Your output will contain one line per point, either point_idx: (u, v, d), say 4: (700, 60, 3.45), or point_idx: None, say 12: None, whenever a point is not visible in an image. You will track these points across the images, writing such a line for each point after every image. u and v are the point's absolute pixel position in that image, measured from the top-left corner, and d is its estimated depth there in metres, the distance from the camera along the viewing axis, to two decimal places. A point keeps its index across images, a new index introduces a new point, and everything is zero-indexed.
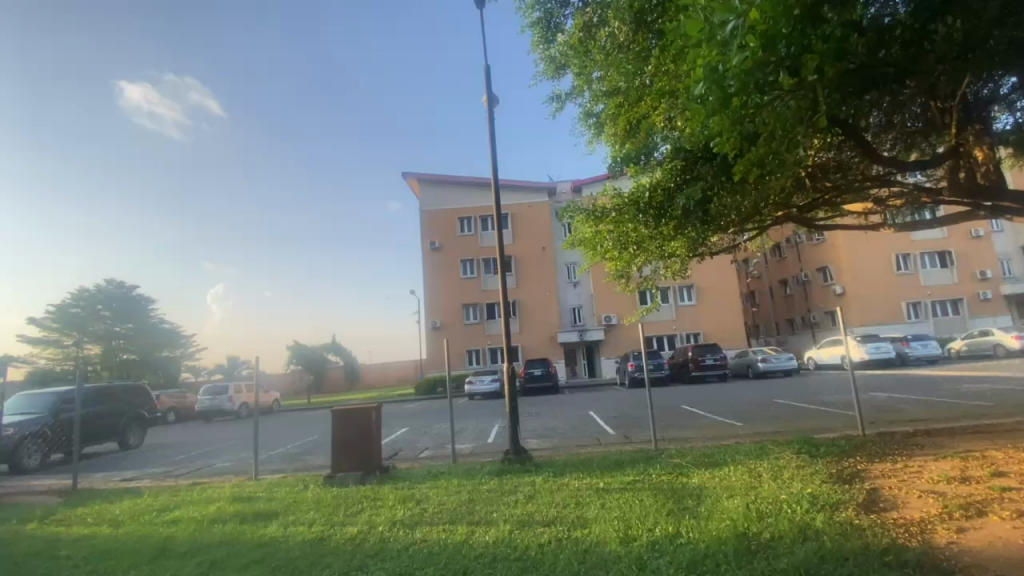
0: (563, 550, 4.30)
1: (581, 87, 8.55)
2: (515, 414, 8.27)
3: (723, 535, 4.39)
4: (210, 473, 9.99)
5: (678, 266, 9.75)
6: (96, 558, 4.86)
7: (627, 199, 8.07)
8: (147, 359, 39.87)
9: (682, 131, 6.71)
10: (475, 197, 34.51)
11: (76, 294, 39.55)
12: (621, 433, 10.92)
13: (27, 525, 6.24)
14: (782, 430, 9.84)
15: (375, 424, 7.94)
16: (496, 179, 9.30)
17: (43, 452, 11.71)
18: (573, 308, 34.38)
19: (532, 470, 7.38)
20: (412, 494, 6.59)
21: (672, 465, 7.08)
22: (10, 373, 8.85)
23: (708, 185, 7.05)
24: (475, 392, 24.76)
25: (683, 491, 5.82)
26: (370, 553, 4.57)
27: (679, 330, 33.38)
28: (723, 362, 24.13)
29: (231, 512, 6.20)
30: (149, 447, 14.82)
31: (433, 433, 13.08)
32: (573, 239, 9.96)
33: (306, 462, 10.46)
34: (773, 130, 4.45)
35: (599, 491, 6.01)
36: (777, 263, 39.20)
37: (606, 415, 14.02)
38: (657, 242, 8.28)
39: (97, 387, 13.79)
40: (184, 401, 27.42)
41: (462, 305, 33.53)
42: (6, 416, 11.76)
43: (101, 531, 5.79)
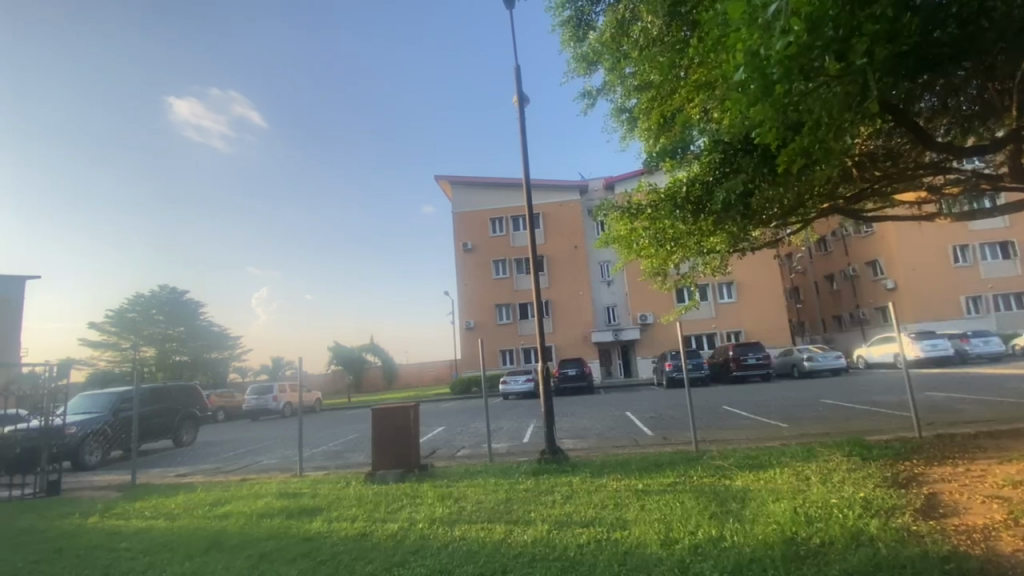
0: (603, 551, 4.25)
1: (613, 82, 8.45)
2: (550, 414, 8.21)
3: (770, 540, 4.24)
4: (257, 470, 10.39)
5: (717, 262, 9.50)
6: (153, 550, 5.11)
7: (663, 194, 7.87)
8: (197, 360, 41.86)
9: (720, 122, 6.53)
10: (506, 197, 34.62)
11: (132, 299, 41.81)
12: (659, 434, 10.74)
13: (91, 518, 6.63)
14: (831, 432, 9.42)
15: (413, 421, 8.06)
16: (527, 178, 9.31)
17: (103, 449, 12.42)
18: (607, 307, 33.99)
19: (569, 470, 7.34)
20: (450, 492, 6.65)
21: (713, 467, 6.90)
22: (72, 376, 9.41)
23: (749, 178, 6.84)
24: (510, 392, 24.81)
25: (726, 493, 5.66)
26: (411, 550, 4.63)
27: (718, 329, 32.55)
28: (766, 362, 23.40)
29: (277, 508, 6.42)
30: (200, 444, 15.54)
31: (469, 433, 13.18)
32: (607, 238, 9.81)
33: (347, 460, 10.74)
34: (820, 118, 4.29)
35: (638, 492, 5.91)
36: (822, 258, 37.69)
37: (644, 415, 13.82)
38: (695, 238, 8.06)
39: (153, 387, 14.51)
40: (232, 401, 28.62)
41: (495, 305, 33.67)
42: (72, 415, 12.55)
43: (157, 524, 6.09)
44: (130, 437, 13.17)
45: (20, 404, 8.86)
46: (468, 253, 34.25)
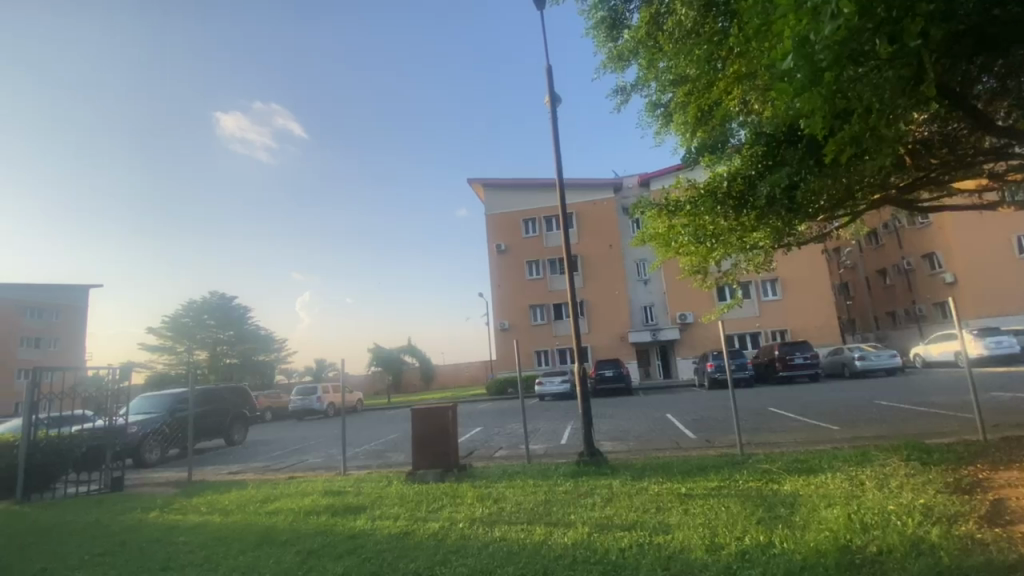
0: (645, 556, 4.18)
1: (648, 78, 8.30)
2: (588, 415, 8.11)
3: (823, 547, 4.05)
4: (303, 468, 10.74)
5: (761, 259, 9.19)
6: (210, 544, 5.35)
7: (703, 190, 7.67)
8: (246, 362, 43.74)
9: (763, 112, 6.34)
10: (539, 198, 34.56)
11: (186, 305, 43.90)
12: (701, 436, 10.49)
13: (152, 513, 7.01)
14: (886, 435, 8.97)
15: (451, 422, 8.14)
16: (561, 178, 9.25)
17: (162, 447, 13.11)
18: (645, 306, 33.45)
19: (608, 473, 7.24)
20: (489, 492, 6.69)
21: (760, 471, 6.67)
22: (133, 378, 9.99)
23: (794, 171, 6.61)
24: (547, 393, 24.70)
25: (775, 498, 5.46)
26: (452, 550, 4.68)
27: (762, 327, 31.50)
28: (814, 361, 22.50)
29: (324, 505, 6.61)
30: (250, 443, 16.18)
31: (507, 433, 13.22)
32: (643, 235, 9.60)
33: (389, 459, 10.94)
34: (870, 106, 4.08)
35: (681, 496, 5.79)
36: (873, 252, 35.92)
37: (685, 417, 13.54)
38: (738, 234, 7.83)
39: (207, 389, 15.24)
40: (279, 402, 29.71)
41: (530, 306, 33.64)
42: (133, 415, 13.31)
43: (212, 520, 6.38)
44: (187, 436, 13.86)
45: (87, 405, 9.45)
46: (502, 254, 34.40)
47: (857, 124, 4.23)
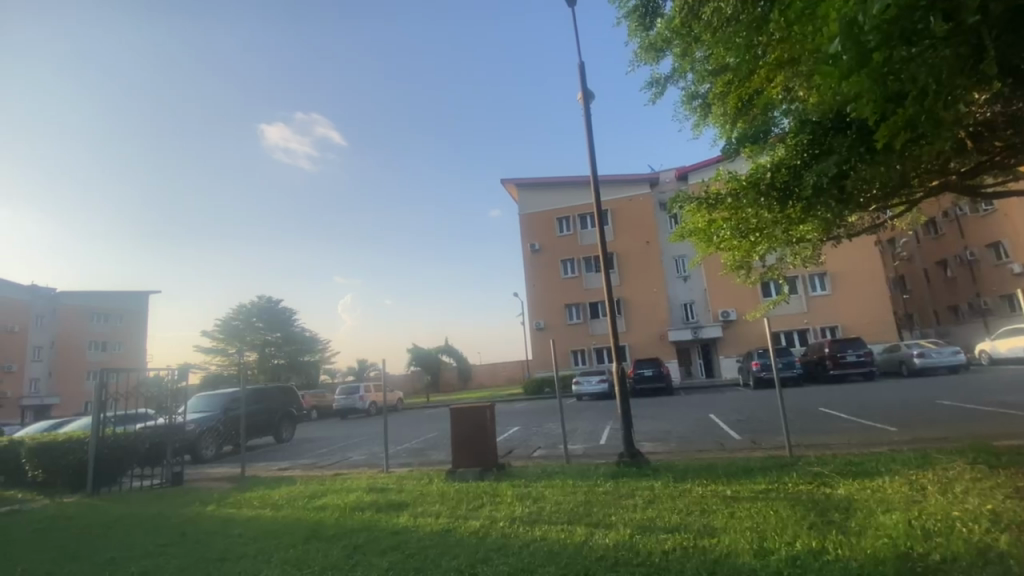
0: (690, 559, 4.08)
1: (685, 68, 8.15)
2: (628, 416, 7.98)
3: (881, 555, 3.85)
4: (348, 466, 11.01)
5: (808, 253, 8.83)
6: (262, 537, 5.58)
7: (745, 181, 7.42)
8: (293, 363, 45.69)
9: (808, 99, 6.10)
10: (573, 196, 34.34)
11: (236, 308, 45.94)
12: (746, 437, 10.15)
13: (209, 506, 7.38)
14: (948, 436, 8.46)
15: (489, 421, 8.20)
16: (595, 174, 9.14)
17: (217, 444, 13.76)
18: (685, 303, 32.72)
19: (650, 474, 7.12)
20: (528, 492, 6.70)
21: (810, 474, 6.42)
22: (190, 378, 10.52)
23: (842, 159, 6.32)
24: (584, 393, 24.52)
25: (828, 503, 5.23)
26: (493, 548, 4.71)
27: (811, 324, 30.21)
28: (867, 359, 21.46)
29: (368, 502, 6.78)
30: (298, 441, 16.78)
31: (545, 433, 13.18)
32: (682, 231, 9.34)
33: (429, 458, 11.10)
34: (926, 87, 3.85)
35: (727, 499, 5.62)
36: (932, 242, 33.93)
37: (729, 417, 13.14)
38: (783, 227, 7.59)
39: (256, 388, 15.91)
40: (324, 400, 30.68)
41: (566, 305, 33.45)
42: (190, 413, 14.04)
43: (264, 514, 6.65)
44: (240, 434, 14.50)
45: (149, 404, 10.02)
46: (536, 254, 34.38)
47: (911, 107, 3.99)
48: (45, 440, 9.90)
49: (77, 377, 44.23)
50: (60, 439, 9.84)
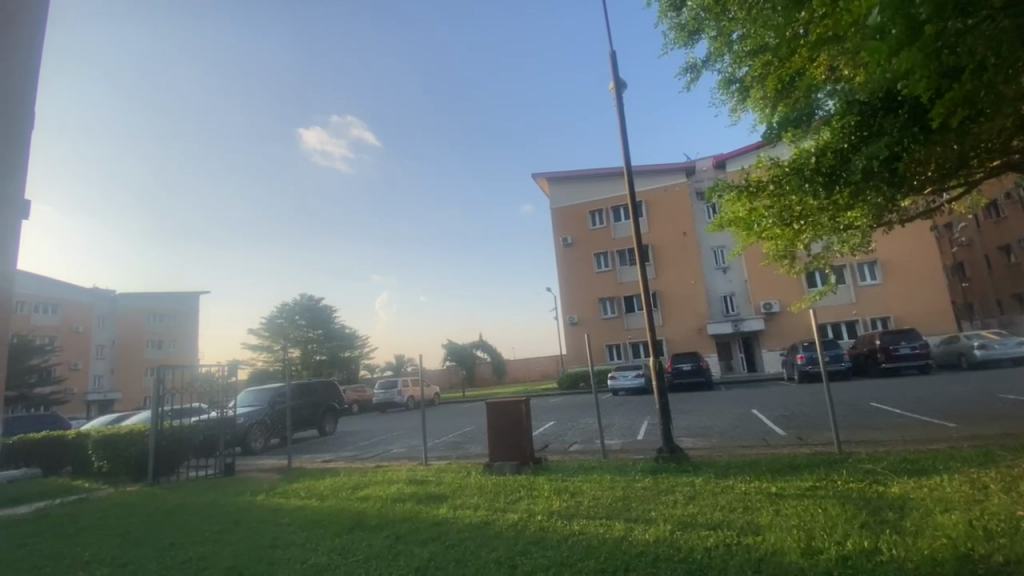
0: (733, 556, 4.00)
1: (721, 49, 7.92)
2: (667, 411, 7.84)
3: (940, 556, 3.67)
4: (389, 458, 11.29)
5: (858, 240, 8.43)
6: (309, 526, 5.79)
7: (787, 166, 7.15)
8: (334, 359, 47.06)
9: (855, 79, 5.83)
10: (606, 188, 33.91)
11: (280, 307, 47.53)
12: (791, 433, 9.82)
13: (259, 496, 7.73)
14: (1012, 433, 7.94)
15: (525, 416, 8.20)
16: (629, 164, 8.98)
17: (265, 437, 14.34)
18: (725, 295, 31.85)
19: (690, 470, 7.00)
20: (566, 486, 6.71)
21: (862, 471, 6.15)
22: (240, 374, 11.02)
23: (894, 140, 6.02)
24: (620, 388, 24.28)
25: (881, 501, 5.02)
26: (532, 541, 4.75)
27: (860, 316, 28.92)
28: (923, 351, 20.39)
29: (409, 493, 6.94)
30: (340, 434, 17.29)
31: (580, 428, 13.15)
32: (721, 221, 9.05)
33: (466, 451, 11.26)
34: (984, 58, 3.61)
35: (771, 496, 5.47)
36: (994, 226, 31.83)
37: (772, 413, 12.74)
38: (829, 213, 7.27)
39: (300, 383, 16.48)
40: (364, 395, 31.50)
41: (600, 299, 33.13)
42: (240, 407, 14.68)
43: (310, 504, 6.91)
44: (286, 427, 15.08)
45: (203, 398, 10.57)
46: (569, 248, 34.22)
47: (968, 82, 3.74)
48: (109, 433, 10.55)
49: (136, 374, 46.81)
50: (122, 432, 10.47)
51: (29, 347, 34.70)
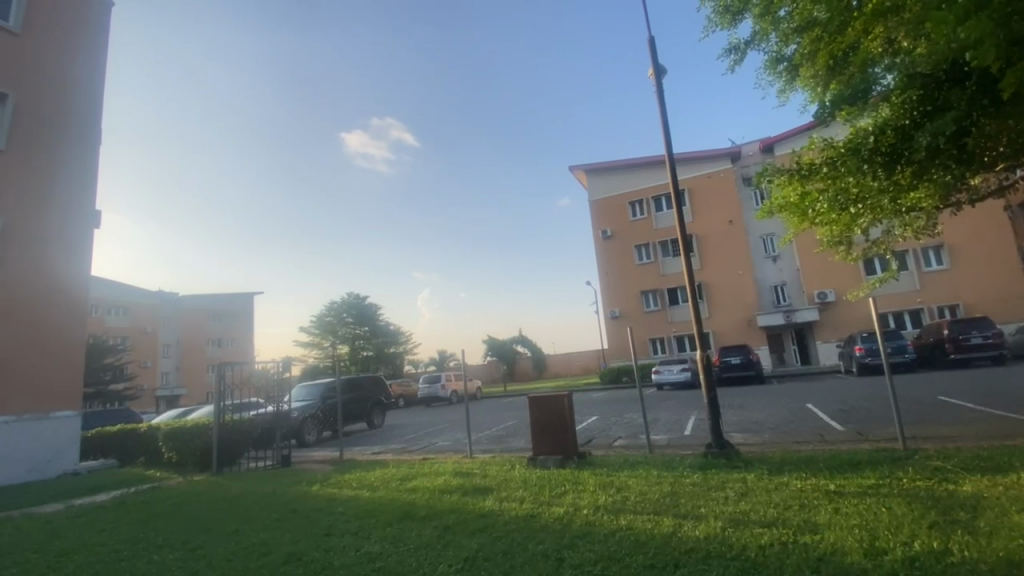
0: (790, 555, 3.87)
1: (767, 28, 7.56)
2: (715, 406, 7.61)
3: (1018, 559, 3.42)
4: (435, 451, 11.52)
5: (921, 222, 7.91)
6: (362, 515, 6.00)
7: (842, 147, 6.77)
8: (380, 355, 48.47)
9: (916, 50, 5.48)
10: (646, 178, 33.20)
11: (328, 306, 49.18)
12: (851, 429, 9.31)
13: (314, 486, 8.07)
14: None
15: (568, 411, 8.14)
16: (671, 152, 8.73)
17: (317, 429, 14.91)
18: (775, 286, 30.64)
19: (741, 466, 6.80)
20: (612, 481, 6.64)
21: (929, 469, 5.79)
22: (292, 370, 11.49)
23: (961, 115, 5.66)
24: (665, 382, 23.82)
25: (951, 501, 4.71)
26: (578, 535, 4.74)
27: (925, 304, 27.22)
28: (997, 341, 18.99)
29: (456, 486, 7.05)
30: (388, 427, 17.80)
31: (624, 423, 13.01)
32: (769, 207, 8.66)
33: (510, 444, 11.35)
34: None
35: (830, 494, 5.24)
36: None
37: (829, 407, 12.16)
38: (890, 194, 6.85)
39: (350, 378, 17.08)
40: (409, 389, 32.33)
41: (642, 291, 32.55)
42: (294, 402, 15.35)
43: (362, 494, 7.14)
44: (338, 419, 15.64)
45: (260, 393, 11.13)
46: (609, 240, 33.78)
47: None
48: (177, 426, 11.27)
49: (199, 371, 49.71)
50: (188, 425, 11.13)
51: (103, 346, 37.49)
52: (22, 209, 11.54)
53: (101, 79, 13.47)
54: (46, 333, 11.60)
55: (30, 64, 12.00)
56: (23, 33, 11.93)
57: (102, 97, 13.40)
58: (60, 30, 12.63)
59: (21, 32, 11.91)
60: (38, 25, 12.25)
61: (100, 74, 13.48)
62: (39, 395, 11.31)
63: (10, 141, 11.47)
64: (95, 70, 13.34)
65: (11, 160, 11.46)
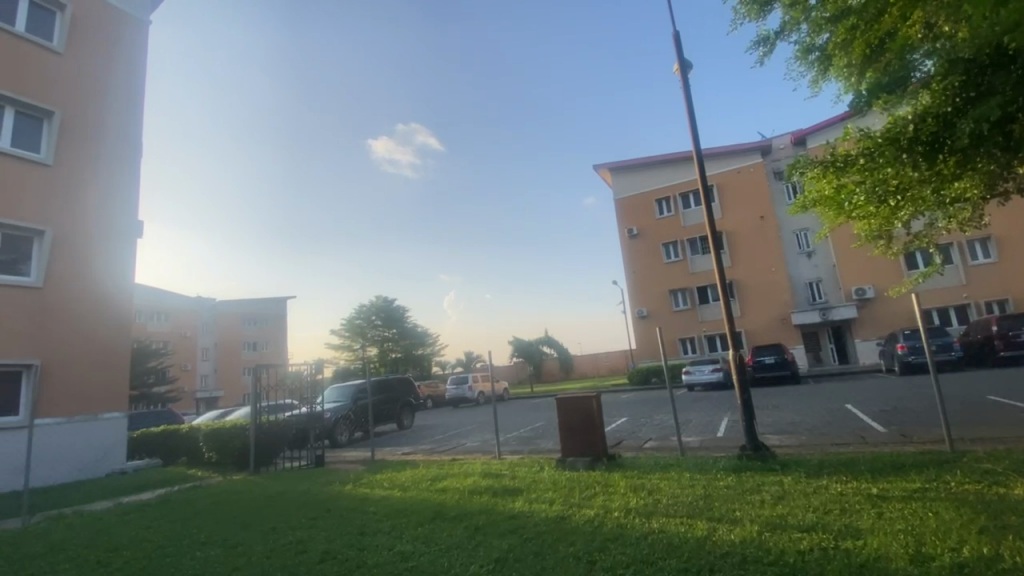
0: (830, 561, 3.74)
1: (796, 18, 7.36)
2: (749, 407, 7.41)
3: None
4: (464, 451, 11.62)
5: (966, 213, 7.54)
6: (394, 515, 6.08)
7: (880, 138, 6.53)
8: (409, 356, 49.14)
9: (957, 34, 5.30)
10: (672, 175, 32.69)
11: (357, 308, 50.11)
12: (893, 431, 9.00)
13: (347, 485, 8.23)
14: None
15: (597, 412, 8.08)
16: (698, 147, 8.57)
17: (349, 430, 15.18)
18: (810, 282, 29.75)
19: (778, 469, 6.61)
20: (643, 483, 6.55)
21: (980, 472, 5.52)
22: (324, 371, 11.73)
23: (1007, 100, 5.42)
24: (695, 382, 23.40)
25: (1004, 505, 4.47)
26: (610, 538, 4.69)
27: (971, 299, 25.98)
28: None
29: (485, 486, 7.10)
30: (417, 428, 18.02)
31: (654, 424, 12.84)
32: (803, 201, 8.39)
33: (539, 446, 11.34)
34: None
35: (873, 497, 5.05)
36: None
37: (869, 407, 11.80)
38: (933, 185, 6.57)
39: (379, 380, 17.32)
40: (437, 391, 32.65)
41: (671, 290, 32.06)
42: (326, 403, 15.68)
43: (393, 494, 7.23)
44: (368, 420, 15.90)
45: (293, 395, 11.41)
46: (635, 239, 33.41)
47: None
48: (217, 427, 11.66)
49: (236, 373, 51.27)
50: (227, 425, 11.55)
51: (146, 350, 39.12)
52: (68, 221, 12.08)
53: (140, 96, 14.05)
54: (93, 338, 12.14)
55: (74, 83, 12.57)
56: (67, 54, 12.51)
57: (142, 113, 13.95)
58: (100, 49, 13.22)
59: (65, 53, 12.49)
60: (81, 45, 12.85)
61: (139, 91, 14.07)
62: (88, 398, 11.85)
63: (56, 157, 12.01)
64: (134, 87, 13.92)
65: (57, 174, 11.99)
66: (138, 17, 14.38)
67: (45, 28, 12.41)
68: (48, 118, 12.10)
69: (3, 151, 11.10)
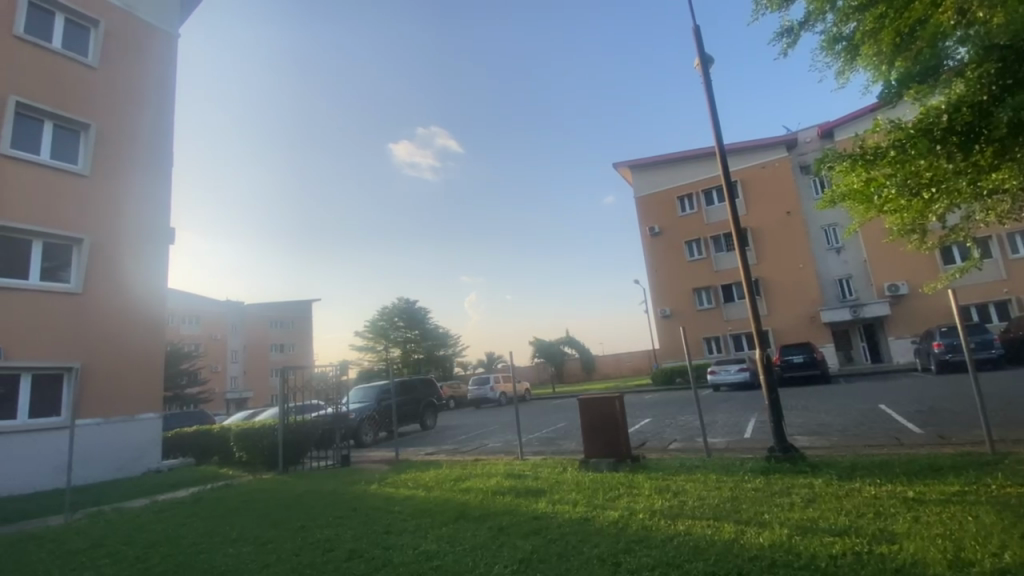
0: (863, 566, 3.64)
1: (820, 10, 7.19)
2: (778, 407, 7.26)
3: None
4: (488, 452, 11.68)
5: (1005, 205, 7.25)
6: (419, 514, 6.14)
7: (912, 129, 6.31)
8: (431, 357, 49.57)
9: (994, 17, 5.11)
10: (694, 171, 32.25)
11: (380, 310, 50.79)
12: (930, 431, 8.71)
13: (372, 485, 8.35)
14: None
15: (619, 413, 8.02)
16: (720, 143, 8.42)
17: (374, 430, 15.41)
18: (839, 279, 28.95)
19: (809, 471, 6.46)
20: (669, 485, 6.47)
21: (1022, 475, 5.30)
22: (349, 372, 11.92)
23: None
24: (720, 382, 23.02)
25: None
26: (635, 539, 4.65)
27: (1013, 294, 24.91)
28: None
29: (508, 487, 7.11)
30: (440, 428, 18.15)
31: (678, 425, 12.69)
32: (831, 196, 8.16)
33: (562, 446, 11.31)
34: None
35: (908, 501, 4.89)
36: None
37: (904, 408, 11.43)
38: (969, 176, 6.32)
39: (402, 381, 17.53)
40: (460, 391, 32.85)
41: (694, 289, 31.60)
42: (352, 403, 15.93)
43: (417, 494, 7.30)
44: (392, 421, 16.10)
45: (319, 396, 11.63)
46: (656, 238, 33.05)
47: None
48: (246, 428, 11.93)
49: (263, 374, 52.50)
50: (257, 426, 11.81)
51: (179, 352, 40.37)
52: (104, 228, 12.54)
53: (171, 107, 14.52)
54: (128, 341, 12.55)
55: (109, 96, 13.06)
56: (101, 67, 12.99)
57: (173, 124, 14.42)
58: (132, 63, 13.69)
59: (99, 67, 12.98)
60: (114, 59, 13.33)
61: (170, 103, 14.53)
62: (125, 398, 12.28)
63: (93, 167, 12.48)
64: (165, 99, 14.39)
65: (93, 184, 12.45)
66: (167, 30, 14.81)
67: (81, 44, 12.92)
68: (84, 130, 12.58)
69: (41, 162, 11.56)
